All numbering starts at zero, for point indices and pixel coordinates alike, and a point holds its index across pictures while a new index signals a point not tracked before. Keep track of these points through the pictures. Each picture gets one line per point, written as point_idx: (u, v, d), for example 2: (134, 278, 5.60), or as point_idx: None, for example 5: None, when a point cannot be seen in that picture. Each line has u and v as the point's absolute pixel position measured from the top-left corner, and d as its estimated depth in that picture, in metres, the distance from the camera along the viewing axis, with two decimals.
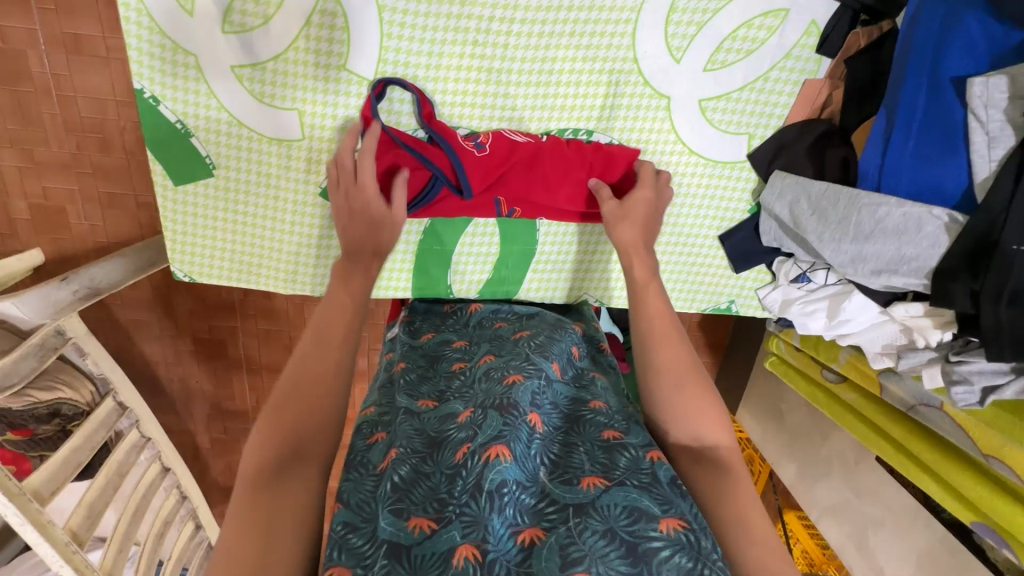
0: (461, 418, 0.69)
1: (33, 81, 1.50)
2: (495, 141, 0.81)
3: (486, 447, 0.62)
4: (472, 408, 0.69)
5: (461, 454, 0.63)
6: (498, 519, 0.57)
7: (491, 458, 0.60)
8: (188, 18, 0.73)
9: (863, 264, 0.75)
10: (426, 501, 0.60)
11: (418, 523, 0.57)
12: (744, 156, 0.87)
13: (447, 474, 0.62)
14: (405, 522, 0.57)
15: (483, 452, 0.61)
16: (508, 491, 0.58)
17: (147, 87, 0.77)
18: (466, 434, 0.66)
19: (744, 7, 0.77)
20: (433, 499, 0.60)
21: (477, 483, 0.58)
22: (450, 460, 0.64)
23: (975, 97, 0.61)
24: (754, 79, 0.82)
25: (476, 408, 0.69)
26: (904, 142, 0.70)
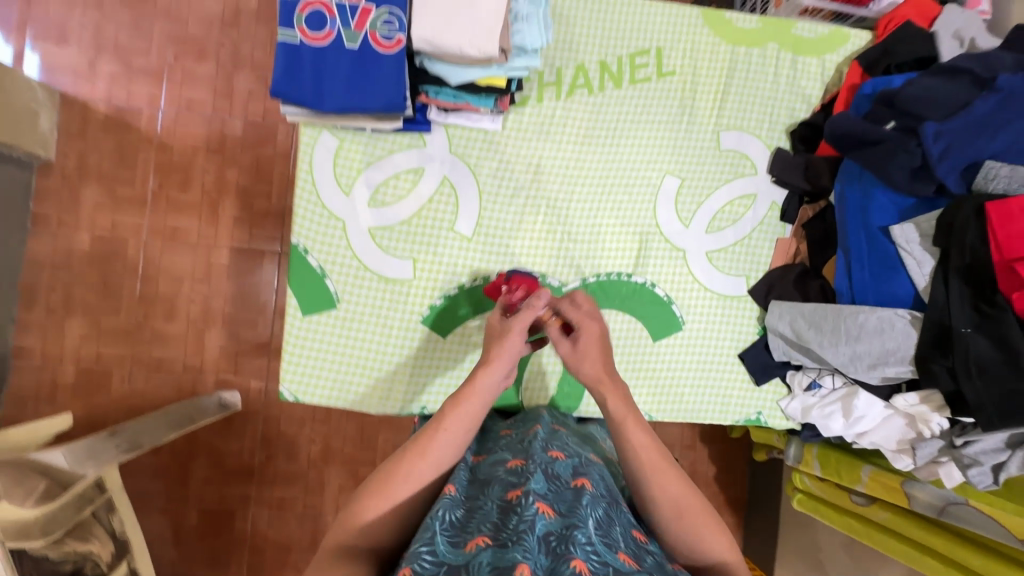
0: (510, 464, 0.77)
1: (123, 260, 1.72)
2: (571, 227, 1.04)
3: (536, 498, 0.67)
4: (522, 458, 0.78)
5: (513, 495, 0.69)
6: (545, 556, 0.60)
7: (541, 510, 0.65)
8: (344, 197, 1.03)
9: (861, 361, 0.95)
10: (480, 525, 0.67)
11: (475, 542, 0.63)
12: (746, 292, 1.14)
13: (501, 507, 0.69)
14: (465, 545, 0.63)
15: (535, 500, 0.66)
16: (557, 539, 0.62)
17: (302, 241, 1.02)
18: (517, 479, 0.73)
19: (726, 193, 1.14)
20: (487, 522, 0.67)
21: (532, 524, 0.63)
22: (502, 499, 0.70)
23: (899, 237, 0.92)
24: (742, 238, 1.14)
25: (526, 459, 0.77)
26: (861, 268, 0.98)
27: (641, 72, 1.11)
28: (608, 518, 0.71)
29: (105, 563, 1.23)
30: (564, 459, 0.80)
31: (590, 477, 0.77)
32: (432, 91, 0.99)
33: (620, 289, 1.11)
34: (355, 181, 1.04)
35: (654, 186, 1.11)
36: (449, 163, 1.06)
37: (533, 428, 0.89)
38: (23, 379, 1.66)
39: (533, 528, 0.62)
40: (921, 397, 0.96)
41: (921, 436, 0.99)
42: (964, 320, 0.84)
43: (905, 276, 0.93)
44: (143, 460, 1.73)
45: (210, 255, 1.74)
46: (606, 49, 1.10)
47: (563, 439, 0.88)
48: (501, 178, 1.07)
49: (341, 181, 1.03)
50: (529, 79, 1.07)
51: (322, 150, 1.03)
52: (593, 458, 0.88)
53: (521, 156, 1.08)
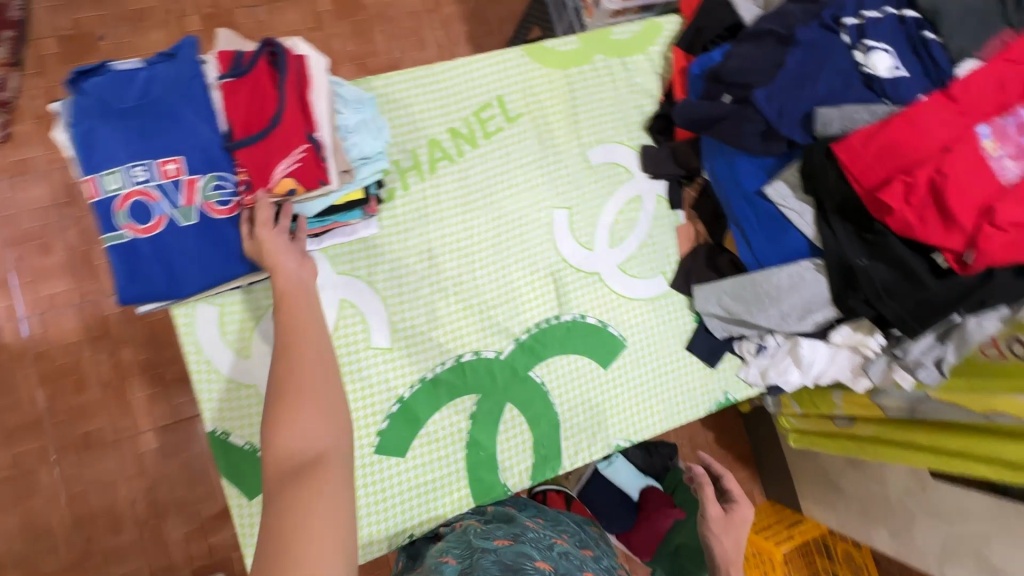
0: (540, 564, 0.69)
1: (38, 494, 1.36)
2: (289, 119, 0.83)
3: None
4: (555, 567, 0.71)
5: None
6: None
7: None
8: (245, 361, 0.96)
9: (791, 317, 0.99)
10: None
11: None
12: (669, 286, 1.16)
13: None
14: None
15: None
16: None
17: (219, 425, 0.94)
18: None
19: (614, 204, 1.16)
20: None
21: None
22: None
23: (776, 195, 0.96)
24: (644, 240, 1.16)
25: (559, 572, 0.69)
26: (755, 232, 1.01)
27: (491, 124, 1.11)
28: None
29: None
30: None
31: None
32: None
33: (554, 334, 1.09)
34: (251, 340, 0.97)
35: (546, 224, 1.12)
36: (340, 283, 1.01)
37: (563, 545, 0.82)
38: None
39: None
40: (852, 328, 1.00)
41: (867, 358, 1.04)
42: (857, 254, 0.89)
43: (795, 229, 0.98)
44: None
45: (136, 446, 1.42)
46: (451, 115, 1.10)
47: (589, 560, 0.81)
48: (397, 276, 1.04)
49: (236, 346, 0.96)
50: (388, 172, 1.05)
51: (203, 325, 0.95)
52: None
53: (410, 247, 1.05)
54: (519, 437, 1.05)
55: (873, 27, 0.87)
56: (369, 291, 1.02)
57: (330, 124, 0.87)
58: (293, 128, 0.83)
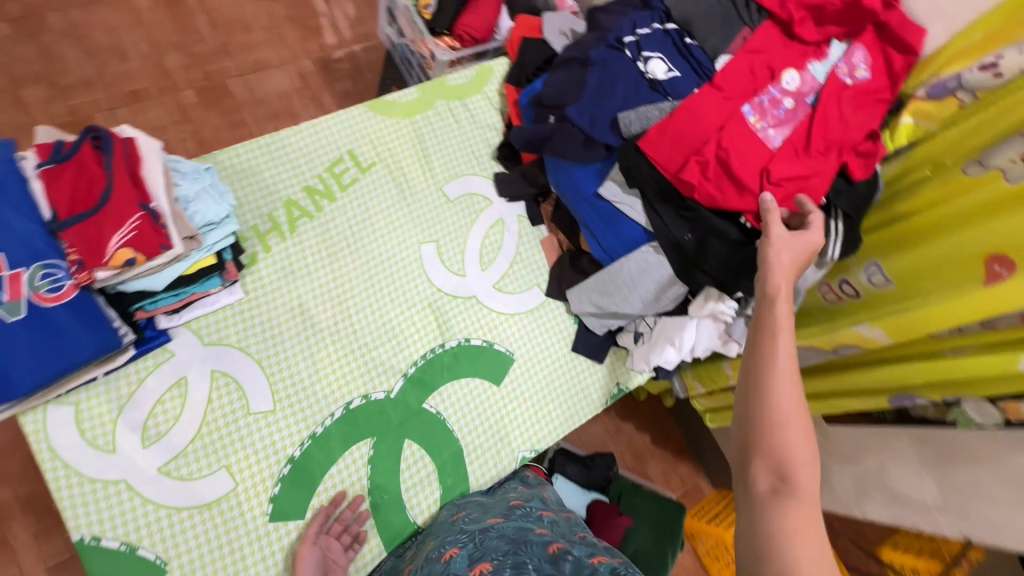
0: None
1: None
2: (116, 204, 0.83)
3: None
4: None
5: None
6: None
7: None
8: (111, 455, 0.91)
9: (649, 298, 1.08)
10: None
11: None
12: (545, 296, 1.22)
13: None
14: None
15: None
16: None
17: (86, 532, 0.87)
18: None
19: (478, 229, 1.23)
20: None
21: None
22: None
23: (609, 193, 1.08)
24: (513, 257, 1.23)
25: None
26: (601, 230, 1.11)
27: (346, 177, 1.17)
28: (517, 569, 0.67)
29: None
30: (458, 554, 0.78)
31: (487, 554, 0.73)
32: (147, 303, 0.93)
33: (441, 363, 1.12)
34: (114, 433, 0.91)
35: (416, 259, 1.16)
36: (209, 355, 0.99)
37: (427, 548, 0.87)
38: None
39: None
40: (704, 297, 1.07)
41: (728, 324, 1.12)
42: (682, 230, 1.00)
43: (631, 220, 1.08)
44: None
45: None
46: (303, 174, 1.14)
47: (454, 528, 0.90)
48: (268, 336, 1.03)
49: (98, 441, 0.91)
50: (246, 237, 1.07)
51: (58, 426, 0.89)
52: (494, 520, 0.89)
53: (280, 306, 1.05)
54: (424, 471, 1.05)
55: (645, 42, 1.04)
56: (240, 356, 1.00)
57: (167, 194, 0.88)
58: (123, 202, 0.83)
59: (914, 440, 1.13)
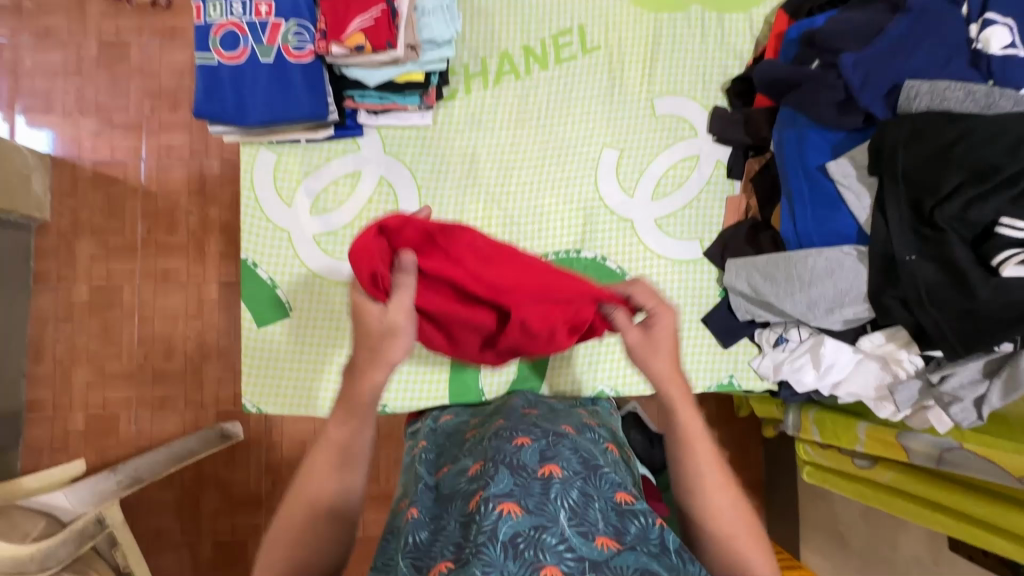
0: (471, 472, 0.71)
1: (121, 306, 1.79)
2: None
3: (498, 500, 0.62)
4: (483, 460, 0.72)
5: (474, 502, 0.64)
6: (513, 563, 0.56)
7: (504, 512, 0.60)
8: (287, 208, 1.06)
9: (817, 306, 0.91)
10: (444, 546, 0.61)
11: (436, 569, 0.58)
12: (701, 254, 1.11)
13: (462, 521, 0.63)
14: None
15: (495, 504, 0.61)
16: (525, 541, 0.58)
17: (251, 256, 1.05)
18: (476, 485, 0.67)
19: (668, 157, 1.13)
20: (451, 542, 0.61)
21: (492, 533, 0.58)
22: (463, 509, 0.65)
23: (836, 173, 0.89)
24: (690, 200, 1.12)
25: (487, 462, 0.71)
26: (804, 209, 0.94)
27: (566, 51, 1.12)
28: (583, 499, 0.65)
29: None
30: (531, 445, 0.73)
31: (560, 460, 0.70)
32: (357, 95, 1.02)
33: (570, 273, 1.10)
34: (295, 191, 1.07)
35: (593, 160, 1.11)
36: (384, 163, 1.08)
37: (496, 423, 0.82)
38: (40, 429, 1.75)
39: (496, 536, 0.58)
40: (886, 336, 0.92)
41: (898, 378, 0.94)
42: (907, 247, 0.80)
43: (846, 212, 0.90)
44: (153, 496, 1.77)
45: (200, 290, 1.80)
46: (527, 34, 1.11)
47: (528, 420, 0.82)
48: (437, 171, 1.09)
49: (283, 193, 1.07)
50: (455, 72, 1.10)
51: (262, 167, 1.06)
52: (566, 429, 0.81)
53: (455, 149, 1.10)
54: None
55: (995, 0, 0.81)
56: (407, 176, 1.08)
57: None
58: None
59: None
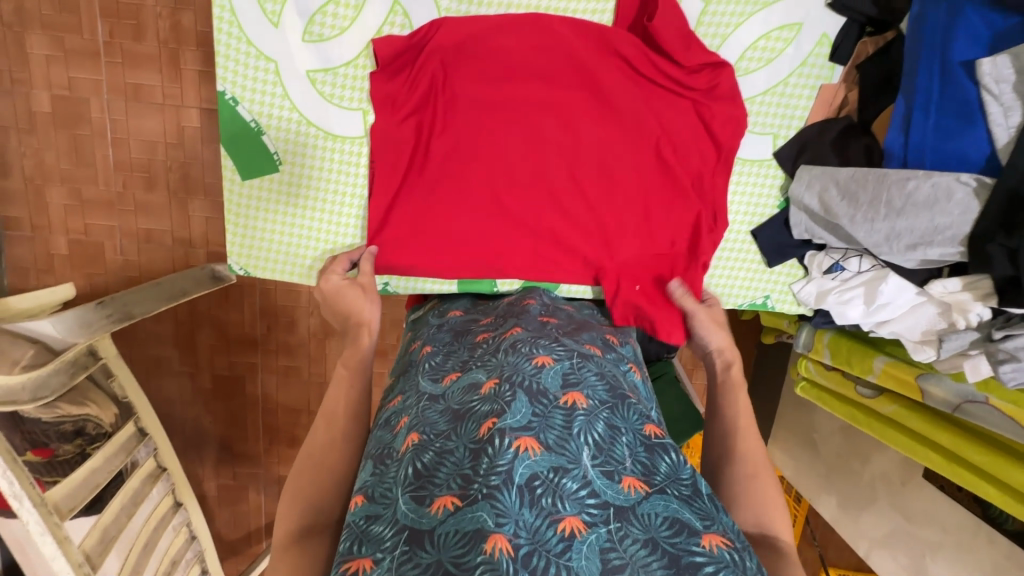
0: (483, 390, 0.68)
1: (91, 124, 1.58)
2: None
3: (515, 434, 0.59)
4: (498, 379, 0.68)
5: (486, 429, 0.61)
6: (530, 511, 0.55)
7: (521, 450, 0.59)
8: (273, 29, 0.83)
9: (898, 240, 0.77)
10: (449, 477, 0.59)
11: (441, 502, 0.57)
12: (771, 154, 0.94)
13: (472, 449, 0.61)
14: (428, 507, 0.57)
15: (512, 440, 0.59)
16: (544, 485, 0.57)
17: (229, 89, 0.85)
18: (490, 408, 0.64)
19: (763, 22, 0.88)
20: (457, 474, 0.59)
21: (507, 475, 0.56)
22: (472, 435, 0.62)
23: (986, 75, 0.69)
24: (775, 84, 0.91)
25: (502, 380, 0.67)
26: (925, 119, 0.77)
27: None
28: (609, 433, 0.64)
29: (109, 422, 1.34)
30: (553, 366, 0.70)
31: (584, 388, 0.68)
32: None
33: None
34: (283, 8, 0.83)
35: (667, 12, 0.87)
36: None
37: (512, 332, 0.77)
38: (21, 249, 1.66)
39: (511, 480, 0.56)
40: (964, 283, 0.81)
41: (953, 327, 0.82)
42: None
43: (982, 129, 0.72)
44: (148, 328, 1.76)
45: (179, 116, 1.58)
46: None
47: (550, 333, 0.78)
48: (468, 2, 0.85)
49: (266, 8, 0.82)
50: None
51: None
52: (590, 348, 0.78)
53: None
54: None
55: None
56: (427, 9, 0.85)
57: None
58: None
59: (1009, 558, 1.04)
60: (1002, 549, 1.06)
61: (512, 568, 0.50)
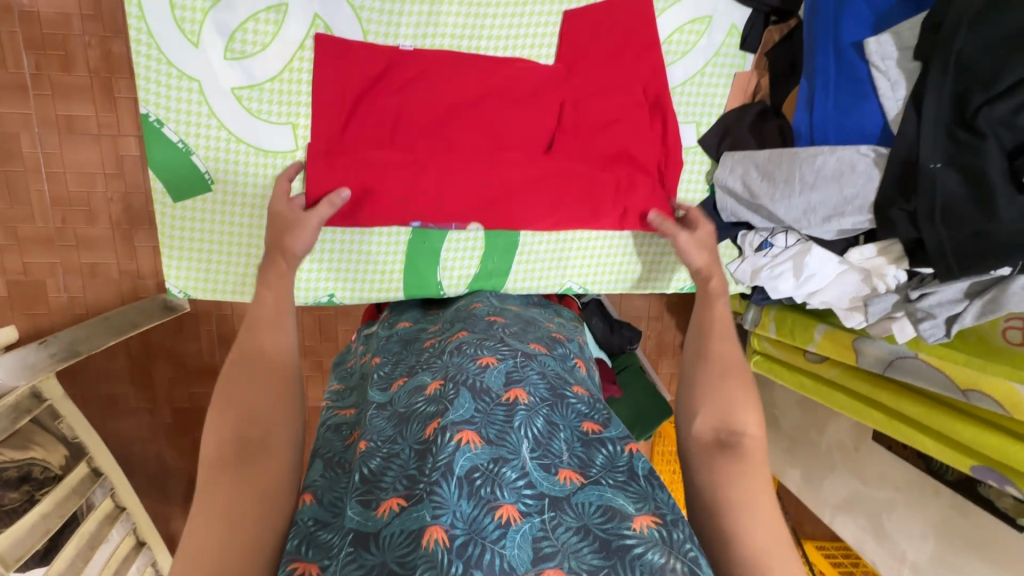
0: (428, 390, 0.69)
1: (22, 160, 1.53)
2: None
3: (456, 429, 0.61)
4: (442, 379, 0.70)
5: (430, 429, 0.62)
6: (467, 502, 0.55)
7: (462, 443, 0.60)
8: (192, 49, 0.83)
9: (814, 213, 0.82)
10: (397, 479, 0.60)
11: (388, 504, 0.57)
12: (695, 142, 0.98)
13: (417, 450, 0.62)
14: (373, 511, 0.57)
15: (454, 434, 0.60)
16: (482, 477, 0.57)
17: (152, 111, 0.84)
18: (435, 407, 0.65)
19: (676, 15, 0.92)
20: (404, 475, 0.60)
21: (448, 468, 0.57)
22: (418, 436, 0.64)
23: (873, 53, 0.75)
24: (693, 74, 0.95)
25: (446, 380, 0.69)
26: (825, 99, 0.82)
27: None
28: (548, 429, 0.65)
29: (57, 465, 1.28)
30: (496, 365, 0.72)
31: (527, 384, 0.70)
32: None
33: None
34: (201, 27, 0.82)
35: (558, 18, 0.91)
36: None
37: (458, 336, 0.79)
38: None
39: (451, 472, 0.57)
40: (878, 248, 0.86)
41: (876, 291, 0.89)
42: (933, 153, 0.69)
43: (875, 103, 0.77)
44: (100, 366, 1.70)
45: (117, 146, 1.55)
46: None
47: (495, 333, 0.80)
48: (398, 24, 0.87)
49: (185, 28, 0.82)
50: None
51: None
52: (535, 347, 0.79)
53: None
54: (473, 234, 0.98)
55: None
56: (359, 40, 0.87)
57: None
58: None
59: (953, 507, 1.10)
60: (947, 499, 1.12)
61: (447, 558, 0.51)
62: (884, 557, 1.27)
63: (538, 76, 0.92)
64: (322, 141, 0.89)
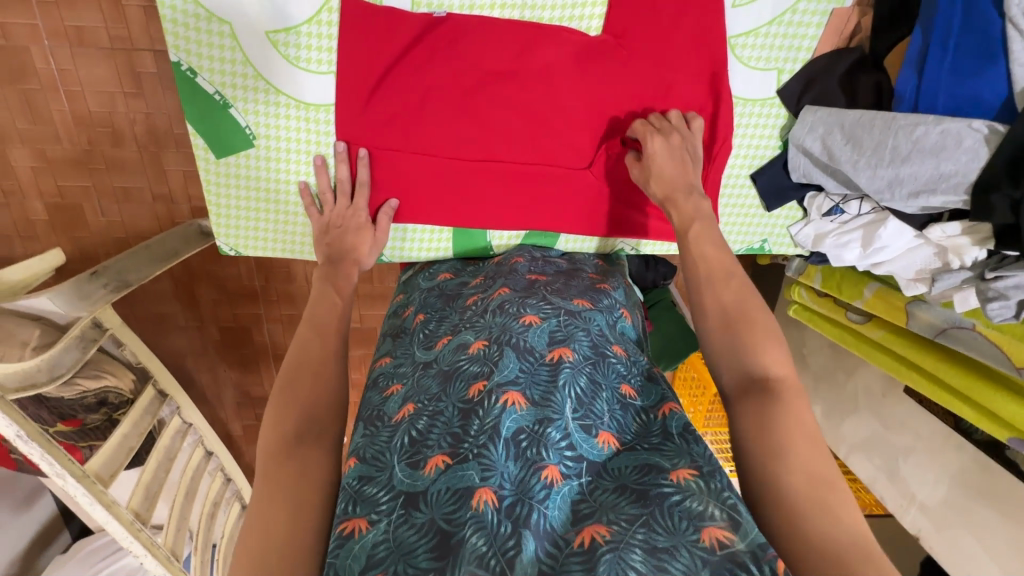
0: (472, 349, 0.72)
1: (38, 77, 1.45)
2: None
3: (501, 391, 0.64)
4: (486, 340, 0.72)
5: (476, 391, 0.66)
6: (513, 463, 0.59)
7: (508, 404, 0.63)
8: None
9: (900, 188, 0.75)
10: (442, 436, 0.63)
11: (435, 461, 0.61)
12: (774, 92, 0.89)
13: (461, 408, 0.65)
14: (422, 469, 0.61)
15: (499, 396, 0.63)
16: (527, 438, 0.61)
17: (184, 59, 0.79)
18: (480, 368, 0.68)
19: None
20: (449, 433, 0.63)
21: (494, 429, 0.61)
22: (463, 396, 0.66)
23: (1014, 7, 0.65)
24: (782, 12, 0.84)
25: (491, 341, 0.72)
26: (940, 60, 0.73)
27: None
28: (591, 387, 0.68)
29: (128, 389, 1.39)
30: (539, 325, 0.74)
31: (571, 344, 0.72)
32: None
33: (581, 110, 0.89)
34: None
35: None
36: None
37: (499, 293, 0.80)
38: None
39: (498, 433, 0.60)
40: (962, 228, 0.80)
41: (948, 266, 0.83)
42: None
43: (1002, 68, 0.68)
44: (147, 287, 1.75)
45: (132, 61, 1.45)
46: None
47: (537, 291, 0.81)
48: None
49: None
50: None
51: None
52: (579, 303, 0.81)
53: None
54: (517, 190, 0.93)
55: None
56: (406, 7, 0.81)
57: None
58: None
59: (973, 461, 1.15)
60: (970, 454, 1.16)
61: (495, 516, 0.54)
62: (894, 495, 1.35)
63: (583, 46, 0.84)
64: (348, 111, 0.85)
